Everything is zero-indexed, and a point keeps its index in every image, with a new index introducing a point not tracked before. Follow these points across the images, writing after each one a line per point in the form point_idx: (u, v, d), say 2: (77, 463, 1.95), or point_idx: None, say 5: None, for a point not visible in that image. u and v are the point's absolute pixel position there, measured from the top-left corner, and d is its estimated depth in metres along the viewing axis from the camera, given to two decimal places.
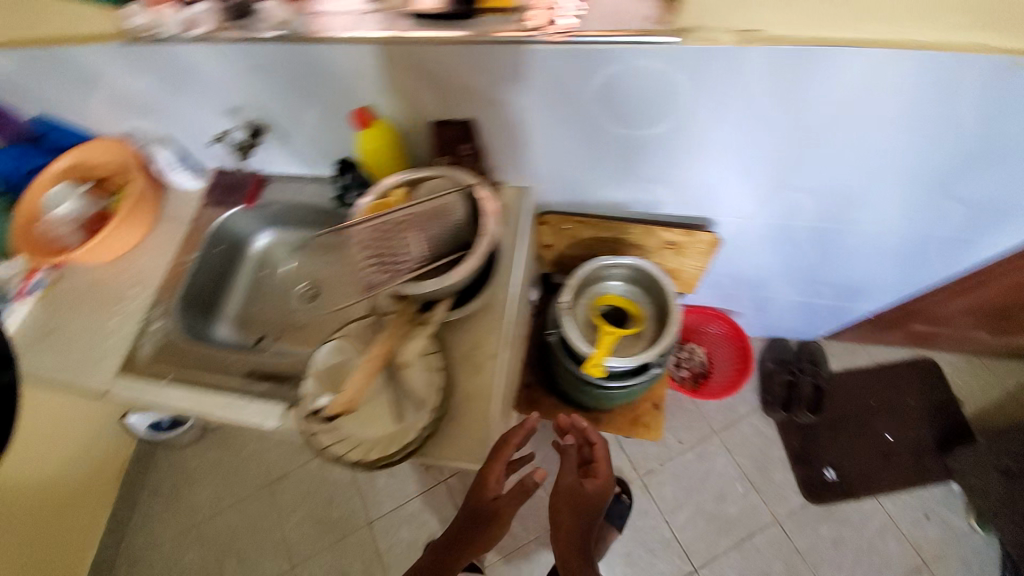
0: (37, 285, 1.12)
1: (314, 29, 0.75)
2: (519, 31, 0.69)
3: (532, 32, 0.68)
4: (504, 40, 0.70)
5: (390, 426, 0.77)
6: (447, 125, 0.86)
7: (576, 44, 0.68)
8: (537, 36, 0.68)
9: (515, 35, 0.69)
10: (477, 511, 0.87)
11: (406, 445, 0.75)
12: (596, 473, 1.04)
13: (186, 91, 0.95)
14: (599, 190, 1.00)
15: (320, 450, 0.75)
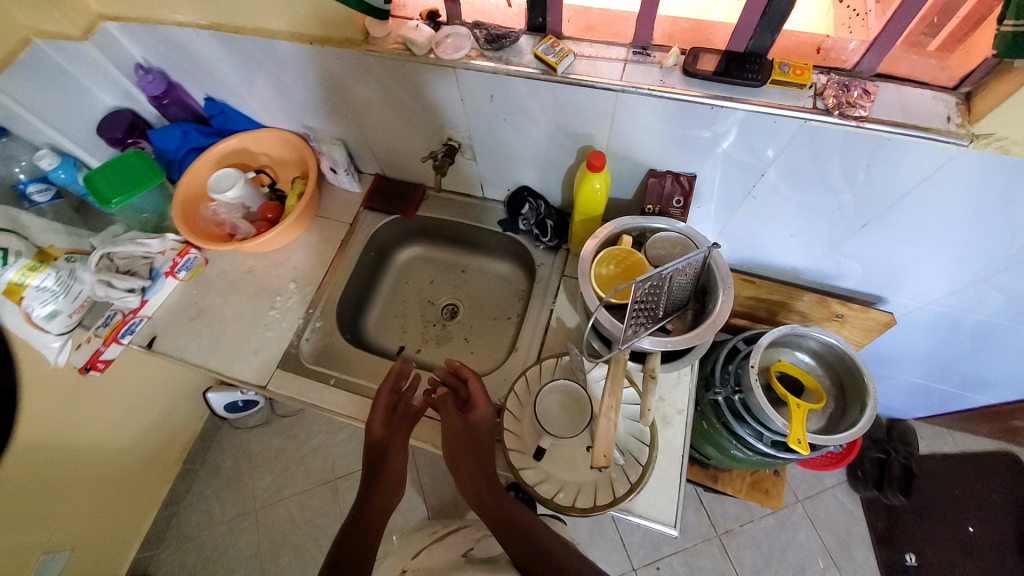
0: (188, 264, 1.10)
1: (578, 70, 0.72)
2: (805, 109, 0.66)
3: (820, 112, 0.66)
4: (792, 115, 0.67)
5: (595, 473, 0.78)
6: (666, 173, 0.86)
7: (863, 131, 0.66)
8: (825, 117, 0.65)
9: (801, 111, 0.66)
10: (369, 459, 0.85)
11: (610, 499, 0.76)
12: (474, 399, 0.83)
13: (388, 102, 0.92)
14: (782, 253, 1.00)
15: (527, 485, 0.77)
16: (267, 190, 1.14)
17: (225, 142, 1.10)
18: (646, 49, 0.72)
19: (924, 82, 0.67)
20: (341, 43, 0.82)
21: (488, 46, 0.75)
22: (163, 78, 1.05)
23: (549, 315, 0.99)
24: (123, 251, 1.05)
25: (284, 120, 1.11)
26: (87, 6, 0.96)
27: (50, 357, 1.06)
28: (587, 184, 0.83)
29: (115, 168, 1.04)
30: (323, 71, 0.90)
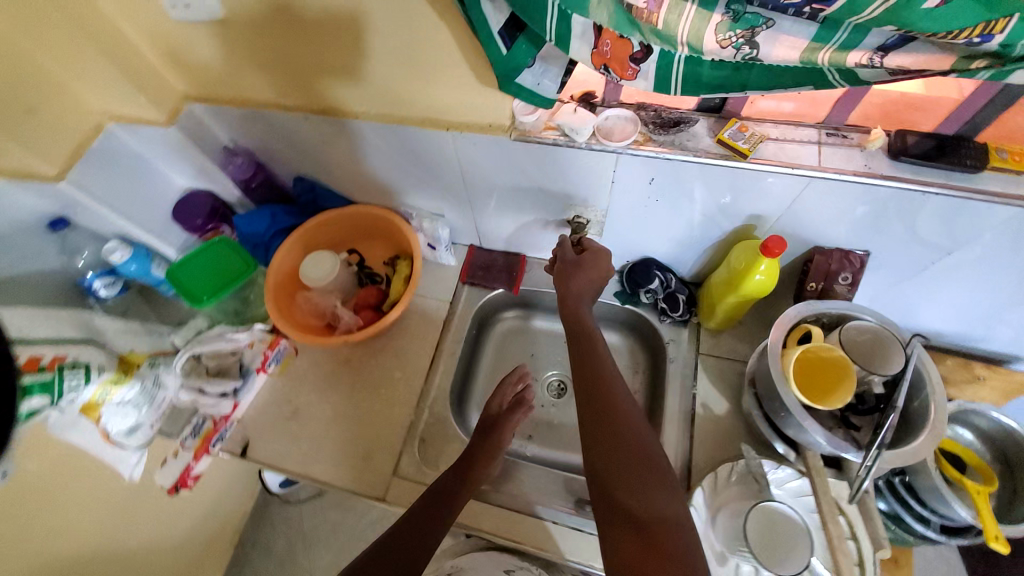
0: (278, 356, 1.00)
1: (770, 156, 0.66)
2: None
3: None
4: (1013, 204, 0.61)
5: None
6: (834, 248, 0.79)
7: None
8: None
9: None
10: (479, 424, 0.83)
11: None
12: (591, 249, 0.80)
13: (516, 182, 0.85)
14: (933, 318, 0.93)
15: None
16: (355, 268, 1.07)
17: (311, 223, 1.03)
18: (840, 131, 0.67)
19: None
20: (483, 127, 0.77)
21: (658, 131, 0.70)
22: (251, 159, 1.01)
23: (694, 401, 0.90)
24: (211, 349, 0.96)
25: (377, 195, 1.04)
26: (174, 88, 0.89)
27: (125, 473, 0.93)
28: (748, 274, 0.78)
29: (204, 260, 1.00)
30: (449, 154, 0.84)
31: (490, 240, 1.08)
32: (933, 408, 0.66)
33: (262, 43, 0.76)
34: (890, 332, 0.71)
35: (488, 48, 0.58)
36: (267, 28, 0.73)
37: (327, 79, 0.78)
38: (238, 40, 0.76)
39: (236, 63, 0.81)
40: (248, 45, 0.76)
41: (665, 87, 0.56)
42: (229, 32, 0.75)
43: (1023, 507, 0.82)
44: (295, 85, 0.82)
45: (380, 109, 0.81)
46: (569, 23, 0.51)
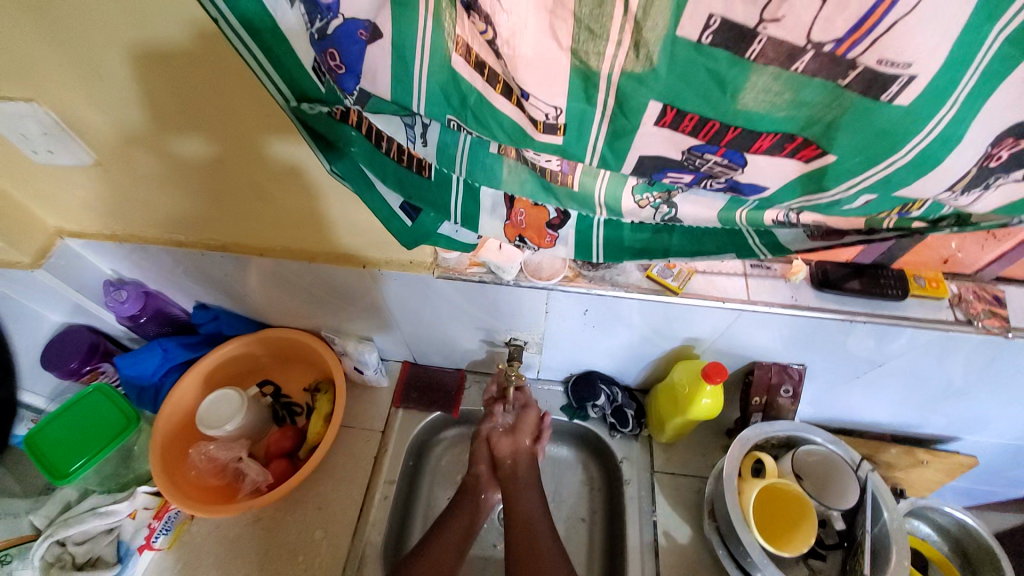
0: (169, 524, 0.81)
1: (701, 292, 0.66)
2: (957, 323, 0.67)
3: (969, 323, 0.67)
4: (936, 327, 0.66)
5: None
6: (767, 361, 0.79)
7: (1014, 339, 0.66)
8: (978, 328, 0.66)
9: (955, 326, 0.66)
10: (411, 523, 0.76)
11: None
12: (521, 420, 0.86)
13: (442, 308, 0.78)
14: (869, 412, 0.95)
15: None
16: (270, 399, 0.95)
17: (212, 357, 0.89)
18: (763, 261, 0.70)
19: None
20: (405, 264, 0.71)
21: (588, 265, 0.67)
22: (139, 291, 0.87)
23: (655, 529, 0.83)
24: (81, 531, 0.76)
25: (292, 319, 0.93)
26: (42, 223, 0.75)
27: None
28: (695, 399, 0.74)
29: (77, 418, 0.82)
30: (371, 287, 0.77)
31: (422, 356, 0.99)
32: (895, 554, 0.62)
33: (144, 171, 0.65)
34: (844, 458, 0.70)
35: (390, 223, 0.51)
36: (196, 68, 0.50)
37: (275, 138, 0.56)
38: (160, 88, 0.53)
39: (158, 125, 0.57)
40: (173, 95, 0.53)
41: (588, 252, 0.53)
42: (147, 76, 0.51)
43: None
44: (236, 150, 0.59)
45: (342, 194, 0.62)
46: (477, 199, 0.48)
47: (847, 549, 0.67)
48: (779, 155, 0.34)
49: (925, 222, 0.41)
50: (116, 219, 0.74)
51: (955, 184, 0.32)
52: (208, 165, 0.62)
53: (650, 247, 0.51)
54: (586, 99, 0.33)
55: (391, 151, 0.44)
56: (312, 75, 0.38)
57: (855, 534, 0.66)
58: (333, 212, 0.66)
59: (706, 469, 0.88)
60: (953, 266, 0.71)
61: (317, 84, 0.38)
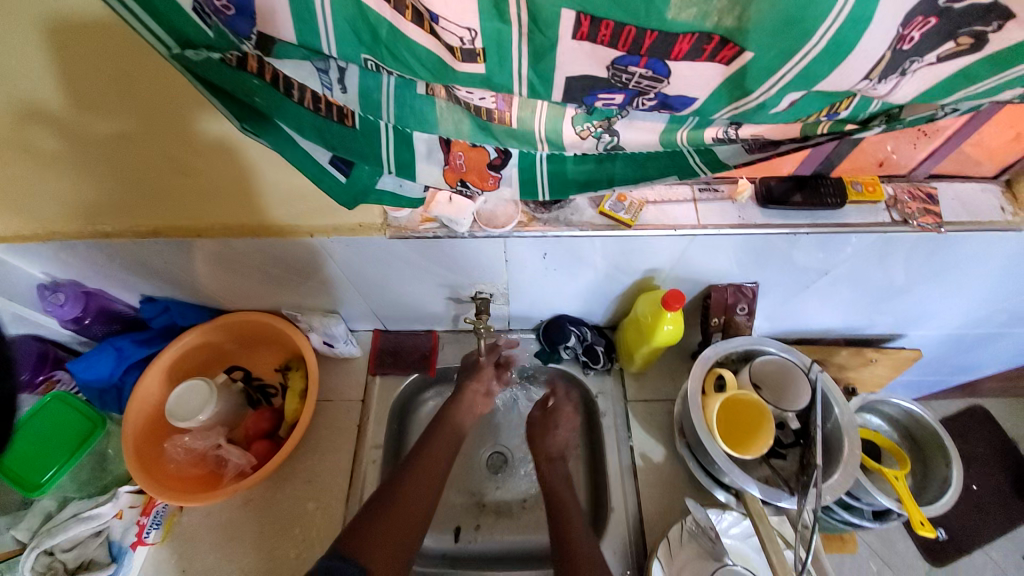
0: (158, 518, 0.80)
1: (654, 222, 0.67)
2: (893, 224, 0.70)
3: (904, 223, 0.71)
4: (875, 230, 0.70)
5: None
6: (723, 283, 0.83)
7: (944, 232, 0.70)
8: (912, 226, 0.70)
9: (891, 227, 0.70)
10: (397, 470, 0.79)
11: None
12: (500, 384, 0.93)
13: (401, 269, 0.77)
14: (821, 321, 1.01)
15: None
16: (241, 384, 0.93)
17: (172, 349, 0.86)
18: (711, 185, 0.71)
19: (954, 176, 0.75)
20: (353, 228, 0.68)
21: (541, 209, 0.67)
22: (77, 290, 0.82)
23: (632, 454, 0.88)
24: (68, 538, 0.75)
25: (250, 301, 0.90)
26: None
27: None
28: (657, 327, 0.77)
29: (37, 430, 0.78)
30: (324, 258, 0.75)
31: (391, 322, 0.98)
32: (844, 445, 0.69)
33: (50, 155, 0.59)
34: (796, 365, 0.76)
35: (322, 181, 0.50)
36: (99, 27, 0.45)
37: (201, 112, 0.54)
38: (60, 53, 0.48)
39: (66, 104, 0.53)
40: (77, 61, 0.49)
41: (533, 189, 0.52)
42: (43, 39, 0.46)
43: (928, 488, 0.91)
44: (154, 123, 0.55)
45: (276, 166, 0.60)
46: (410, 146, 0.46)
47: (802, 445, 0.72)
48: (700, 60, 0.33)
49: (855, 124, 0.43)
50: (24, 212, 0.68)
51: (872, 71, 0.33)
52: (127, 143, 0.58)
53: (594, 179, 0.50)
54: (499, 16, 0.31)
55: (304, 99, 0.40)
56: (194, 18, 0.34)
57: (810, 431, 0.72)
58: (269, 185, 0.64)
59: (676, 392, 0.93)
60: (889, 169, 0.75)
61: (202, 29, 0.35)
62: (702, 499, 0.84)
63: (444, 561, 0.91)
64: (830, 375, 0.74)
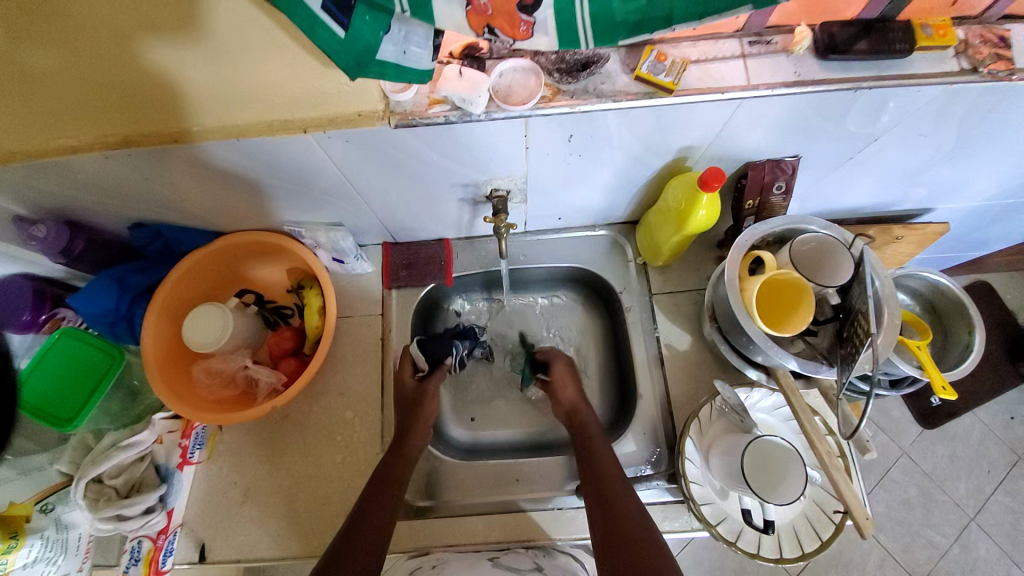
0: (199, 439, 0.84)
1: (697, 85, 0.58)
2: (963, 74, 0.61)
3: (975, 71, 0.61)
4: (940, 81, 0.61)
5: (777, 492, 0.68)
6: (763, 158, 0.76)
7: (1016, 83, 0.62)
8: (983, 75, 0.61)
9: (961, 78, 0.61)
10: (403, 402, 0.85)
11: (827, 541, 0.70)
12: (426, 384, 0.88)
13: (413, 168, 0.69)
14: (851, 201, 0.95)
15: (707, 526, 0.73)
16: (255, 307, 0.90)
17: (175, 274, 0.81)
18: (762, 37, 0.61)
19: None
20: (351, 119, 0.59)
21: (566, 80, 0.58)
22: (59, 222, 0.75)
23: (657, 344, 0.88)
24: (113, 465, 0.75)
25: (246, 220, 0.83)
26: None
27: None
28: (690, 213, 0.72)
29: (54, 368, 0.78)
30: (320, 160, 0.66)
31: (401, 233, 0.93)
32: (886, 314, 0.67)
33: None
34: (835, 238, 0.72)
35: (316, 31, 0.44)
36: None
37: (137, 37, 0.52)
38: None
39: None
40: None
41: (573, 39, 0.42)
42: None
43: (947, 357, 0.90)
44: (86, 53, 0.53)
45: (208, 66, 0.55)
46: None
47: (843, 319, 0.70)
48: None
49: None
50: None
51: None
52: (71, 83, 0.56)
53: (646, 19, 0.41)
54: None
55: None
56: None
57: (851, 304, 0.69)
58: (256, 93, 0.57)
59: (701, 283, 0.91)
60: (963, 7, 0.63)
61: None
62: (730, 381, 0.86)
63: (477, 452, 0.93)
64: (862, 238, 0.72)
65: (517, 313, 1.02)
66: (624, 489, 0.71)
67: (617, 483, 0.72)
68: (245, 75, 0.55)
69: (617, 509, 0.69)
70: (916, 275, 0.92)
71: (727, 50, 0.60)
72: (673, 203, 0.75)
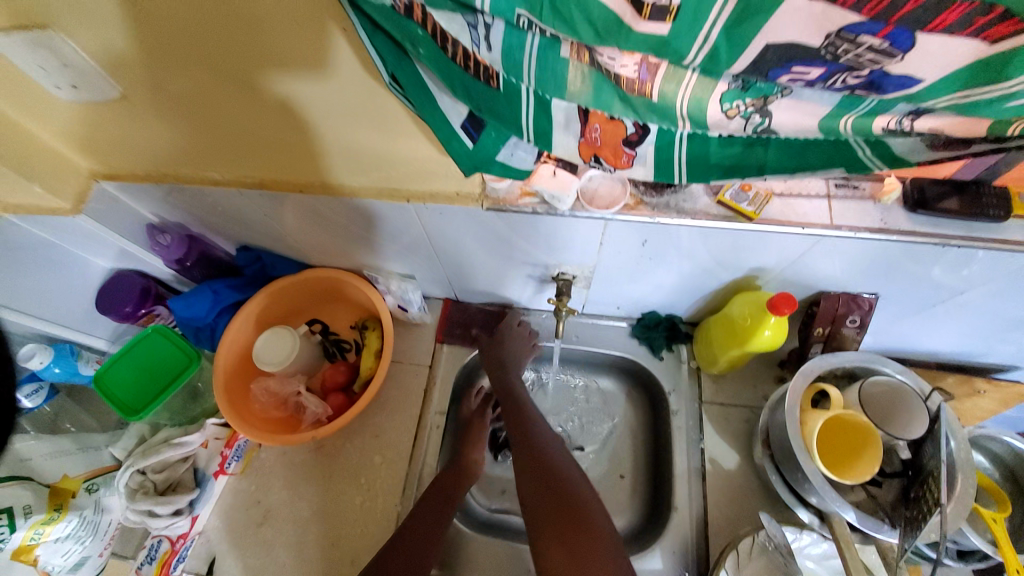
0: (239, 452, 0.88)
1: (777, 216, 0.60)
2: None
3: None
4: None
5: None
6: (839, 289, 0.75)
7: None
8: None
9: None
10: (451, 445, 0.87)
11: None
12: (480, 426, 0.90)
13: (490, 241, 0.74)
14: (929, 344, 0.90)
15: None
16: (319, 336, 0.96)
17: (262, 296, 0.90)
18: (850, 181, 0.63)
19: None
20: (449, 196, 0.67)
21: (651, 193, 0.62)
22: (182, 234, 0.87)
23: (701, 457, 0.84)
24: (159, 460, 0.80)
25: (332, 259, 0.91)
26: (76, 166, 0.72)
27: None
28: (756, 331, 0.72)
29: (139, 359, 0.85)
30: (412, 222, 0.73)
31: (466, 294, 0.98)
32: (964, 483, 0.61)
33: (161, 123, 0.64)
34: (910, 387, 0.68)
35: (450, 143, 0.51)
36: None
37: (274, 72, 0.54)
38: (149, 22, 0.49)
39: (137, 54, 0.54)
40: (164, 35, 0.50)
41: (668, 172, 0.48)
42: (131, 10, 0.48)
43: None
44: (224, 86, 0.57)
45: (334, 98, 0.56)
46: (549, 113, 0.43)
47: (910, 477, 0.65)
48: (959, 37, 0.29)
49: None
50: (153, 153, 0.70)
51: None
52: (216, 108, 0.60)
53: (741, 164, 0.45)
54: None
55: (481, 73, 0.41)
56: None
57: (921, 463, 0.63)
58: (376, 154, 0.64)
59: (755, 400, 0.87)
60: None
61: None
62: (775, 513, 0.79)
63: (496, 527, 0.90)
64: (940, 391, 0.68)
65: (558, 391, 1.01)
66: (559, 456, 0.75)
67: (569, 473, 0.73)
68: (361, 124, 0.59)
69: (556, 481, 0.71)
70: (994, 436, 0.83)
71: (812, 187, 0.62)
72: (739, 318, 0.75)
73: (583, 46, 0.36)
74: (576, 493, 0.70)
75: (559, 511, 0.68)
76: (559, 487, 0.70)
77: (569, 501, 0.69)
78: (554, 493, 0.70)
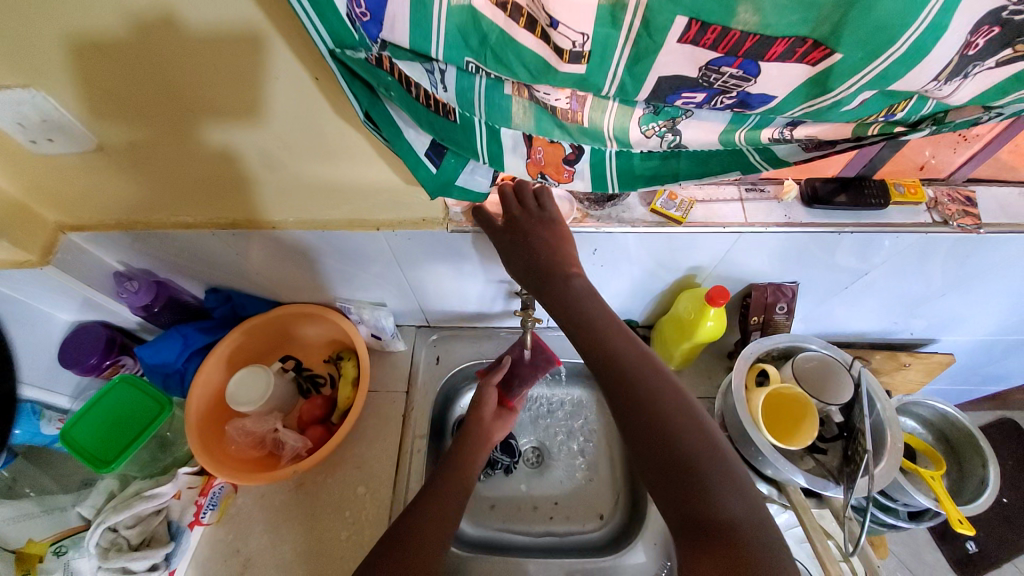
0: (214, 500, 0.84)
1: (703, 219, 0.70)
2: (934, 224, 0.72)
3: (944, 223, 0.73)
4: (914, 229, 0.72)
5: None
6: (765, 281, 0.85)
7: (983, 235, 0.72)
8: (951, 227, 0.72)
9: (933, 228, 0.72)
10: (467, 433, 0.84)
11: None
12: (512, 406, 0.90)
13: (457, 262, 0.80)
14: (854, 326, 1.02)
15: None
16: (292, 373, 0.97)
17: (233, 339, 0.91)
18: (757, 185, 0.75)
19: (996, 183, 0.77)
20: (417, 222, 0.73)
21: (595, 207, 0.71)
22: (149, 280, 0.88)
23: None
24: (131, 515, 0.77)
25: (305, 293, 0.94)
26: (42, 219, 0.73)
27: None
28: (700, 323, 0.80)
29: (106, 410, 0.84)
30: (382, 250, 0.78)
31: (437, 317, 1.03)
32: (888, 435, 0.70)
33: (118, 172, 0.67)
34: (833, 358, 0.78)
35: (417, 170, 0.57)
36: (139, 58, 0.51)
37: (209, 121, 0.59)
38: (101, 79, 0.54)
39: (90, 113, 0.58)
40: (108, 89, 0.55)
41: (603, 183, 0.56)
42: (88, 67, 0.52)
43: (963, 490, 0.88)
44: (163, 132, 0.60)
45: (265, 142, 0.62)
46: (499, 140, 0.51)
47: (846, 437, 0.73)
48: (789, 61, 0.38)
49: (905, 126, 0.45)
50: (116, 203, 0.73)
51: (940, 73, 0.36)
52: (158, 154, 0.64)
53: (660, 175, 0.55)
54: (612, 22, 0.36)
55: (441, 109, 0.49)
56: (346, 22, 0.41)
57: (853, 424, 0.72)
58: (328, 184, 0.69)
59: (711, 391, 0.95)
60: (928, 172, 0.77)
61: (351, 32, 0.42)
62: None
63: (487, 547, 0.90)
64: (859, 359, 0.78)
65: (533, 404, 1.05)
66: (667, 401, 0.55)
67: (680, 420, 0.53)
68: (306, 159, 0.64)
69: (662, 435, 0.53)
70: (921, 403, 0.94)
71: (728, 194, 0.73)
72: (685, 313, 0.84)
73: (522, 85, 0.45)
74: (698, 452, 0.52)
75: (668, 471, 0.52)
76: (673, 446, 0.52)
77: (692, 460, 0.52)
78: (660, 453, 0.53)
